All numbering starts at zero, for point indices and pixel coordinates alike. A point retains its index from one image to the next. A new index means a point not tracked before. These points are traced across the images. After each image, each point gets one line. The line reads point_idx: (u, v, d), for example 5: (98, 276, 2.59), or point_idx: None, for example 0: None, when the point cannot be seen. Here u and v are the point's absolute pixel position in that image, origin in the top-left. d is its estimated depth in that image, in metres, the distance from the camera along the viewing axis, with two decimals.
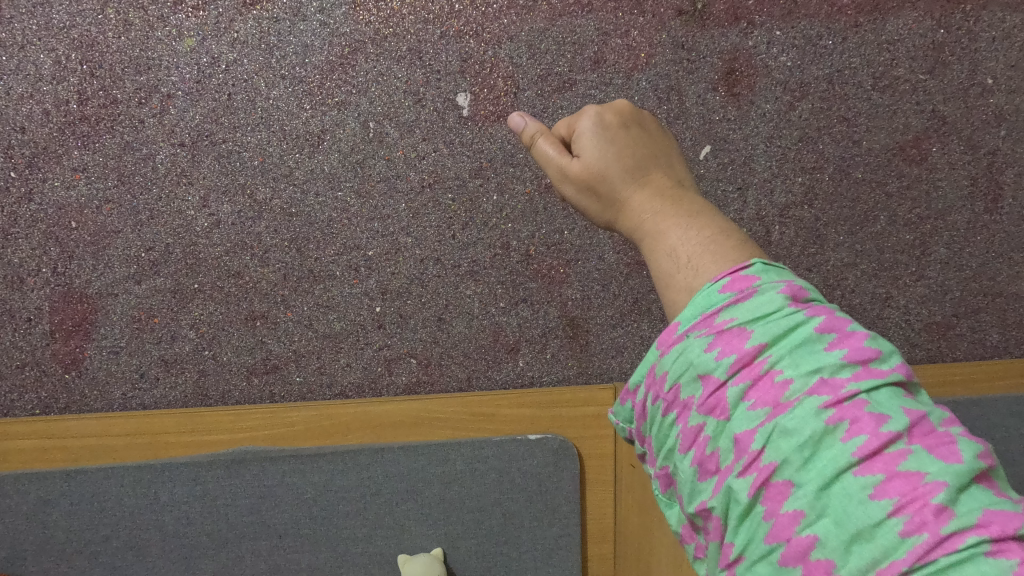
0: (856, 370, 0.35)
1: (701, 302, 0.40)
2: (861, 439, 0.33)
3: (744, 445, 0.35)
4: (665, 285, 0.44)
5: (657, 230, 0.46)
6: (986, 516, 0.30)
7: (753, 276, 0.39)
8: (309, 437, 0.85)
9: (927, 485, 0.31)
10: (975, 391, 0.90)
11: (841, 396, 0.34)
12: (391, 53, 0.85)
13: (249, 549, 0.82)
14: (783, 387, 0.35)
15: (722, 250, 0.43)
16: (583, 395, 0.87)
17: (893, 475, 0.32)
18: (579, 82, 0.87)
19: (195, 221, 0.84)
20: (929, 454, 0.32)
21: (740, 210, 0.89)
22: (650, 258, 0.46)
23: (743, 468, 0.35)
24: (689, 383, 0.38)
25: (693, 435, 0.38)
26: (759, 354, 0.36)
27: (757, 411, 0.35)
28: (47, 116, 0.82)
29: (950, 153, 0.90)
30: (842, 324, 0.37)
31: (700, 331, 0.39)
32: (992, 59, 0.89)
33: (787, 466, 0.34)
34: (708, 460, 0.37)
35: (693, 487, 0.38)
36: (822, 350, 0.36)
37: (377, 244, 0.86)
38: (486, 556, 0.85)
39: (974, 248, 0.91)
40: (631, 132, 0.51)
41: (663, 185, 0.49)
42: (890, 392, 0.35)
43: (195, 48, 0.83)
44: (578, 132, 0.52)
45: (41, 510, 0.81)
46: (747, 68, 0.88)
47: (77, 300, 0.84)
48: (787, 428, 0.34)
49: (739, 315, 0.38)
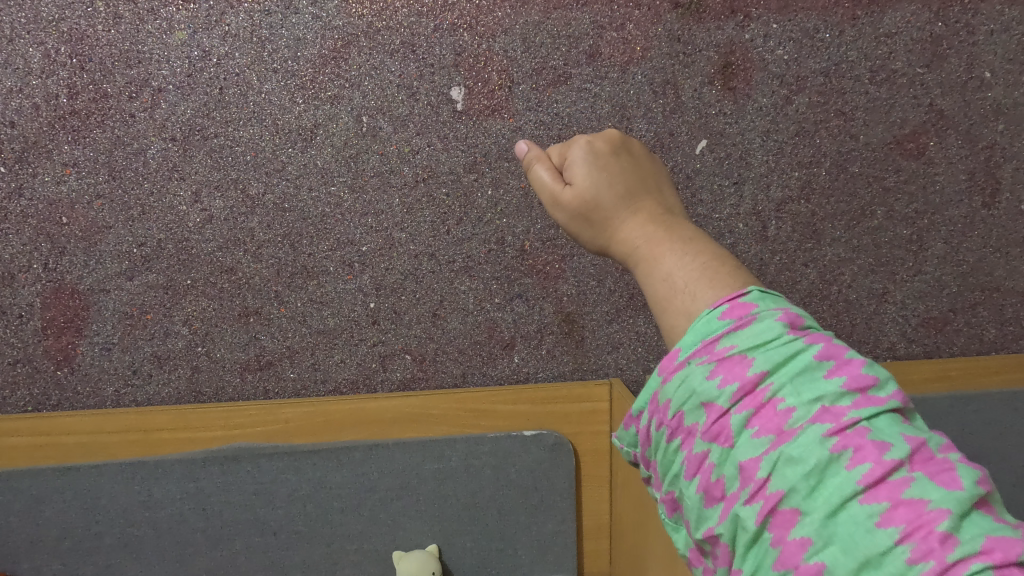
0: (857, 397, 0.34)
1: (701, 328, 0.38)
2: (865, 467, 0.32)
3: (749, 473, 0.34)
4: (661, 310, 0.43)
5: (652, 256, 0.45)
6: (989, 542, 0.30)
7: (752, 302, 0.38)
8: (303, 434, 0.84)
9: (932, 512, 0.31)
10: (978, 384, 0.89)
11: (844, 424, 0.33)
12: (384, 46, 0.84)
13: (244, 545, 0.82)
14: (786, 415, 0.34)
15: (720, 277, 0.41)
16: (579, 390, 0.86)
17: (898, 503, 0.31)
18: (575, 76, 0.86)
19: (187, 216, 0.84)
20: (932, 481, 0.32)
21: (736, 205, 0.89)
22: (646, 284, 0.45)
23: (750, 496, 0.34)
24: (692, 411, 0.37)
25: (698, 462, 0.36)
26: (761, 381, 0.35)
27: (762, 439, 0.34)
28: (36, 110, 0.81)
29: (947, 148, 0.89)
30: (840, 350, 0.36)
31: (701, 358, 0.37)
32: (991, 53, 0.89)
33: (794, 495, 0.33)
34: (713, 487, 0.36)
35: (699, 513, 0.36)
36: (823, 377, 0.35)
37: (371, 239, 0.86)
38: (481, 552, 0.85)
39: (972, 243, 0.91)
40: (622, 160, 0.50)
41: (656, 212, 0.47)
42: (890, 419, 0.34)
43: (185, 41, 0.82)
44: (569, 160, 0.50)
45: (33, 508, 0.80)
46: (744, 61, 0.88)
47: (68, 296, 0.83)
48: (793, 456, 0.33)
49: (739, 342, 0.36)
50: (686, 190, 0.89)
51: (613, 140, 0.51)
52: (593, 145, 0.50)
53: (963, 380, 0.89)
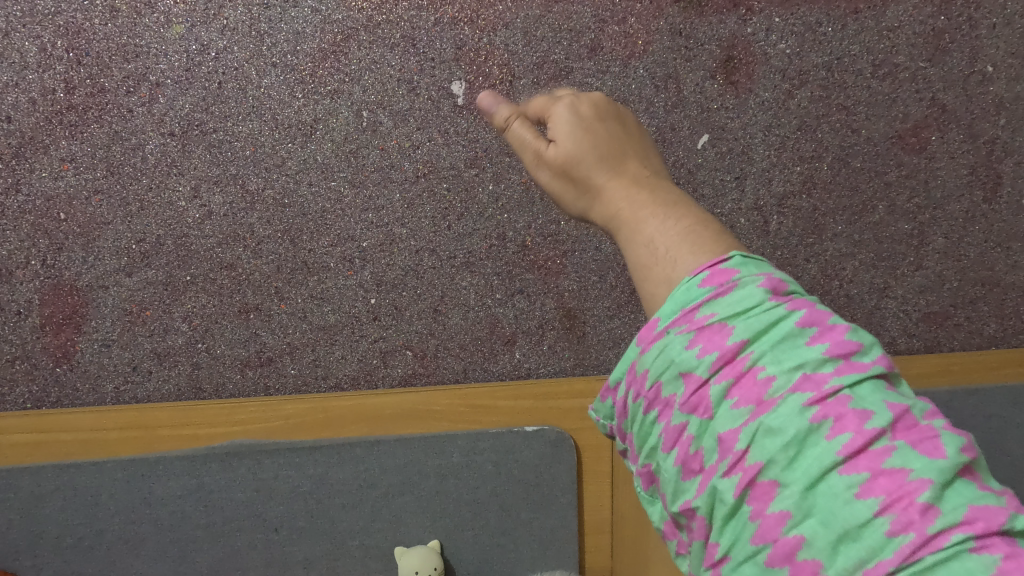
0: (839, 364, 0.34)
1: (681, 297, 0.38)
2: (845, 436, 0.32)
3: (728, 444, 0.34)
4: (641, 277, 0.43)
5: (633, 219, 0.45)
6: (971, 512, 0.29)
7: (732, 270, 0.38)
8: (305, 430, 0.84)
9: (912, 483, 0.30)
10: (976, 378, 0.90)
11: (824, 392, 0.33)
12: (384, 40, 0.83)
13: (245, 542, 0.82)
14: (766, 384, 0.34)
15: (701, 242, 0.42)
16: (580, 386, 0.87)
17: (878, 473, 0.31)
18: (576, 70, 0.86)
19: (186, 212, 0.83)
20: (913, 450, 0.31)
21: (738, 199, 0.89)
22: (628, 250, 0.44)
23: (729, 468, 0.34)
24: (670, 381, 0.37)
25: (676, 433, 0.36)
26: (740, 350, 0.35)
27: (741, 409, 0.34)
28: (33, 105, 0.80)
29: (949, 142, 0.89)
30: (823, 317, 0.36)
31: (681, 327, 0.37)
32: (993, 46, 0.88)
33: (772, 466, 0.33)
34: (692, 459, 0.35)
35: (677, 486, 0.36)
36: (804, 345, 0.35)
37: (372, 235, 0.85)
38: (483, 548, 0.85)
39: (972, 238, 0.91)
40: (609, 122, 0.49)
41: (639, 175, 0.47)
42: (872, 387, 0.34)
43: (183, 35, 0.81)
44: (553, 117, 0.48)
45: (33, 505, 0.80)
46: (746, 55, 0.87)
47: (67, 293, 0.83)
48: (771, 426, 0.33)
49: (719, 311, 0.37)
50: (688, 185, 0.88)
51: (599, 99, 0.50)
52: (580, 105, 0.48)
53: (962, 375, 0.90)
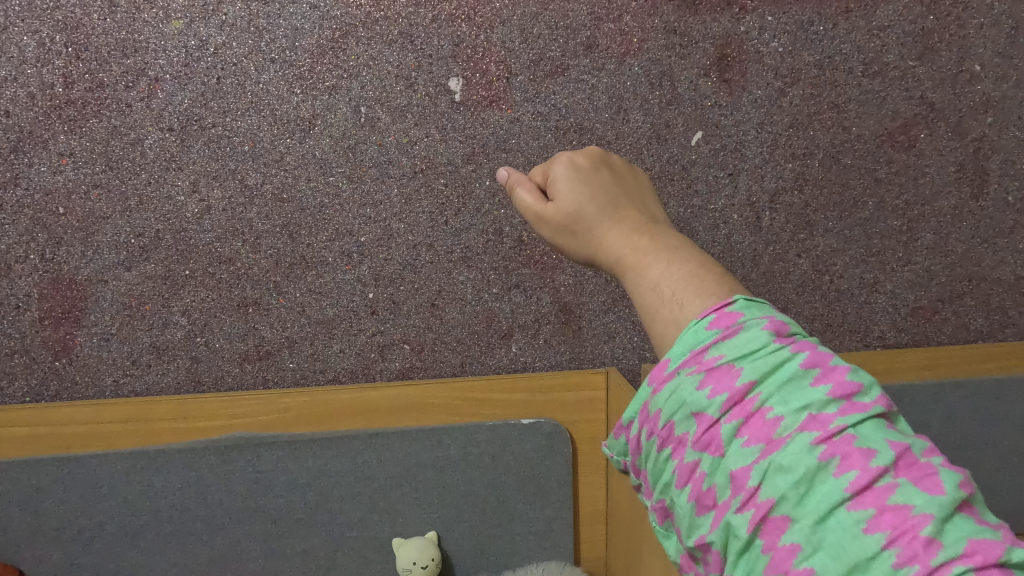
0: (843, 404, 0.34)
1: (688, 339, 0.38)
2: (852, 473, 0.33)
3: (740, 481, 0.35)
4: (650, 319, 0.42)
5: (637, 265, 0.44)
6: (972, 545, 0.30)
7: (737, 311, 0.38)
8: (302, 423, 0.85)
9: (916, 517, 0.31)
10: (962, 371, 0.91)
11: (831, 432, 0.34)
12: (382, 37, 0.84)
13: (245, 533, 0.83)
14: (774, 424, 0.34)
15: (706, 286, 0.41)
16: (575, 379, 0.88)
17: (884, 509, 0.32)
18: (572, 67, 0.87)
19: (185, 206, 0.84)
20: (916, 487, 0.32)
21: (731, 195, 0.90)
22: (635, 294, 0.44)
23: (741, 504, 0.34)
24: (682, 421, 0.37)
25: (689, 471, 0.36)
26: (749, 391, 0.35)
27: (751, 448, 0.35)
28: (32, 100, 0.81)
29: (937, 140, 0.91)
30: (826, 357, 0.36)
31: (690, 367, 0.37)
32: (981, 46, 0.90)
33: (784, 502, 0.33)
34: (704, 496, 0.36)
35: (691, 522, 0.37)
36: (809, 385, 0.35)
37: (370, 229, 0.86)
38: (481, 539, 0.86)
39: (960, 234, 0.92)
40: (603, 174, 0.50)
41: (639, 222, 0.47)
42: (876, 425, 0.34)
43: (182, 31, 0.82)
44: (551, 177, 0.51)
45: (32, 498, 0.80)
46: (739, 53, 0.89)
47: (66, 287, 0.83)
48: (782, 465, 0.34)
49: (727, 352, 0.36)
50: (682, 181, 0.89)
51: (596, 155, 0.51)
52: (574, 160, 0.51)
53: (950, 367, 0.91)
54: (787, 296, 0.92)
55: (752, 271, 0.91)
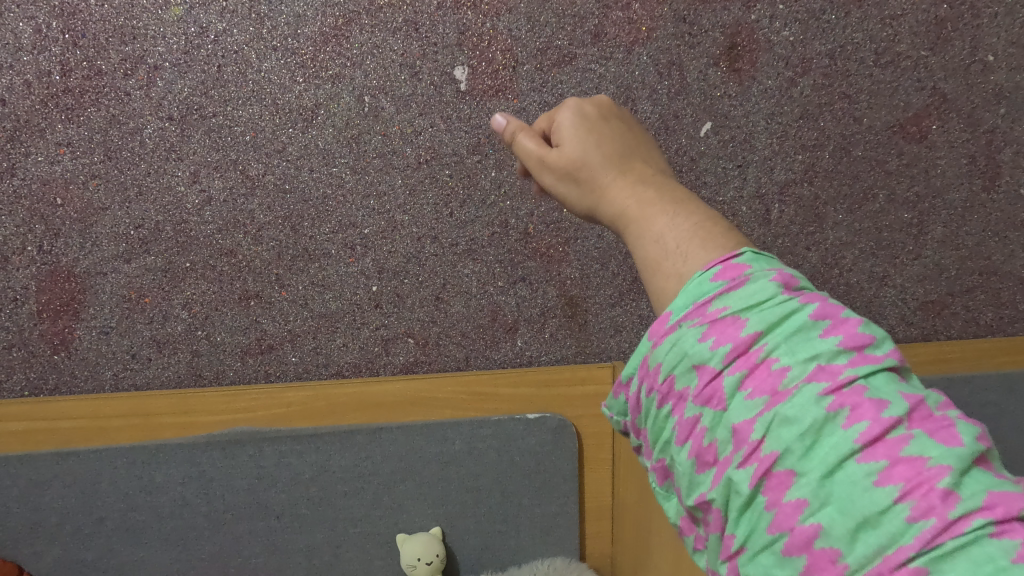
0: (853, 355, 0.33)
1: (693, 290, 0.37)
2: (863, 424, 0.31)
3: (743, 435, 0.33)
4: (651, 272, 0.41)
5: (641, 214, 0.43)
6: (990, 498, 0.28)
7: (744, 264, 0.36)
8: (305, 418, 0.84)
9: (932, 469, 0.29)
10: (974, 366, 0.90)
11: (840, 382, 0.32)
12: (386, 24, 0.82)
13: (247, 529, 0.82)
14: (781, 374, 0.33)
15: (712, 238, 0.39)
16: (582, 373, 0.87)
17: (895, 461, 0.30)
18: (579, 57, 0.85)
19: (185, 197, 0.82)
20: (931, 438, 0.30)
21: (740, 187, 0.89)
22: (636, 246, 0.42)
23: (743, 459, 0.33)
24: (682, 374, 0.35)
25: (690, 426, 0.35)
26: (754, 342, 0.34)
27: (755, 400, 0.33)
28: (28, 88, 0.79)
29: (949, 131, 0.89)
30: (836, 310, 0.35)
31: (693, 320, 0.36)
32: (995, 36, 0.88)
33: (788, 456, 0.31)
34: (706, 451, 0.34)
35: (691, 479, 0.35)
36: (818, 337, 0.33)
37: (373, 221, 0.85)
38: (485, 535, 0.86)
39: (971, 227, 0.91)
40: (610, 124, 0.48)
41: (645, 173, 0.46)
42: (887, 377, 0.32)
43: (182, 17, 0.80)
44: (557, 123, 0.49)
45: (31, 493, 0.79)
46: (749, 42, 0.87)
47: (64, 279, 0.82)
48: (787, 416, 0.32)
49: (733, 303, 0.35)
50: (690, 173, 0.88)
51: (606, 107, 0.50)
52: (581, 108, 0.49)
53: (961, 363, 0.91)
54: None
55: None
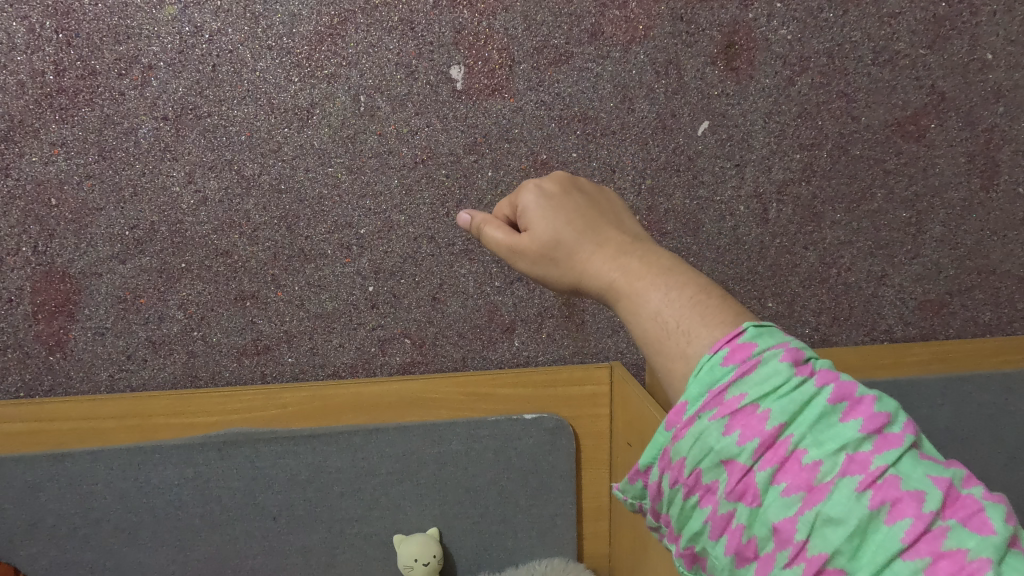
0: (876, 440, 0.33)
1: (704, 378, 0.36)
2: (903, 521, 0.31)
3: (785, 534, 0.33)
4: (654, 351, 0.39)
5: (633, 291, 0.41)
6: None
7: (751, 344, 0.36)
8: (302, 419, 0.84)
9: (974, 563, 0.30)
10: (972, 366, 0.90)
11: (872, 474, 0.32)
12: (382, 23, 0.82)
13: (243, 530, 0.82)
14: (812, 469, 0.33)
15: (711, 312, 0.38)
16: (579, 373, 0.86)
17: (939, 556, 0.30)
18: (576, 55, 0.85)
19: (180, 198, 0.82)
20: (967, 528, 0.31)
21: (738, 186, 0.88)
22: (633, 324, 0.41)
23: (789, 558, 0.33)
24: (711, 468, 0.35)
25: (724, 521, 0.35)
26: (779, 434, 0.34)
27: (791, 496, 0.33)
28: (22, 88, 0.78)
29: (948, 131, 0.89)
30: (851, 388, 0.35)
31: (711, 411, 0.35)
32: (993, 34, 0.88)
33: (838, 556, 0.32)
34: (745, 547, 0.34)
35: (733, 574, 0.35)
36: (839, 423, 0.34)
37: (369, 221, 0.84)
38: (483, 536, 0.85)
39: (969, 226, 0.91)
40: (575, 198, 0.47)
41: (623, 242, 0.44)
42: (913, 461, 0.33)
43: (176, 16, 0.79)
44: (521, 207, 0.47)
45: (26, 495, 0.79)
46: (747, 41, 0.86)
47: (59, 280, 0.81)
48: (828, 515, 0.32)
49: (749, 391, 0.35)
50: (688, 172, 0.88)
51: (565, 180, 0.48)
52: (542, 187, 0.47)
53: (960, 363, 0.91)
54: (794, 290, 0.90)
55: (759, 265, 0.89)
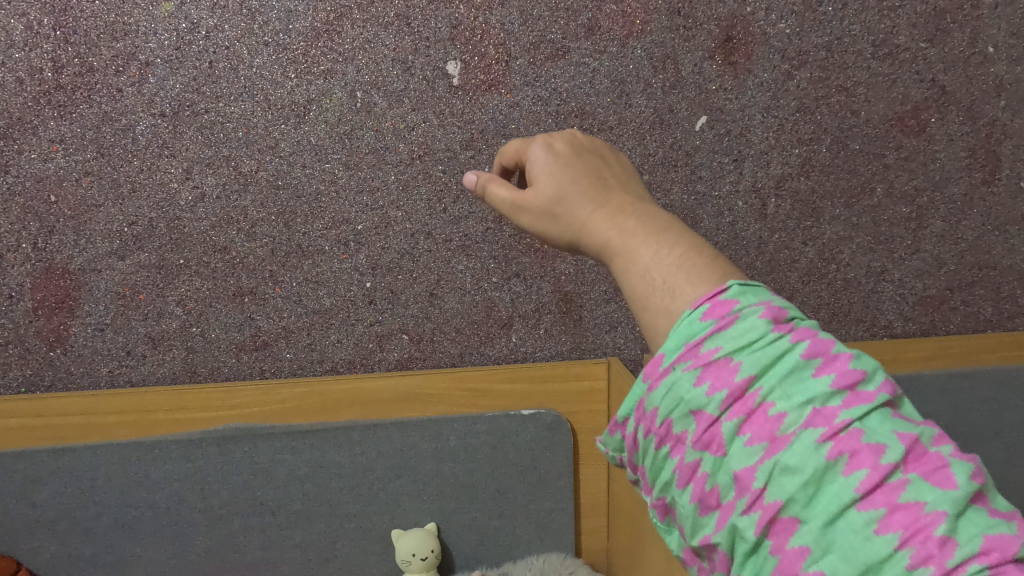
0: (846, 396, 0.33)
1: (683, 331, 0.36)
2: (860, 472, 0.31)
3: (746, 482, 0.33)
4: (639, 307, 0.39)
5: (627, 249, 0.40)
6: (987, 543, 0.29)
7: (734, 299, 0.35)
8: (300, 414, 0.84)
9: (928, 515, 0.30)
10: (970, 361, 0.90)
11: (837, 427, 0.32)
12: (378, 19, 0.82)
13: (243, 524, 0.82)
14: (778, 421, 0.33)
15: (699, 271, 0.38)
16: (577, 369, 0.86)
17: (894, 508, 0.30)
18: (573, 50, 0.85)
19: (179, 194, 0.82)
20: (926, 482, 0.31)
21: (736, 181, 0.88)
22: (622, 281, 0.40)
23: (747, 505, 0.33)
24: (681, 418, 0.35)
25: (691, 470, 0.35)
26: (750, 386, 0.33)
27: (755, 446, 0.33)
28: (20, 85, 0.79)
29: (948, 125, 0.89)
30: (828, 346, 0.34)
31: (686, 363, 0.35)
32: (994, 27, 0.87)
33: (792, 504, 0.32)
34: (708, 495, 0.34)
35: (695, 521, 0.35)
36: (811, 378, 0.33)
37: (366, 217, 0.85)
38: (481, 531, 0.86)
39: (970, 221, 0.90)
40: (584, 156, 0.45)
41: (625, 202, 0.43)
42: (881, 417, 0.32)
43: (172, 13, 0.80)
44: (529, 159, 0.45)
45: (28, 490, 0.79)
46: (745, 35, 0.86)
47: (59, 276, 0.82)
48: (788, 464, 0.32)
49: (725, 345, 0.34)
50: (686, 167, 0.87)
51: (575, 139, 0.47)
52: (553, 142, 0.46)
53: (959, 357, 0.90)
54: (792, 285, 0.90)
55: (757, 260, 0.89)
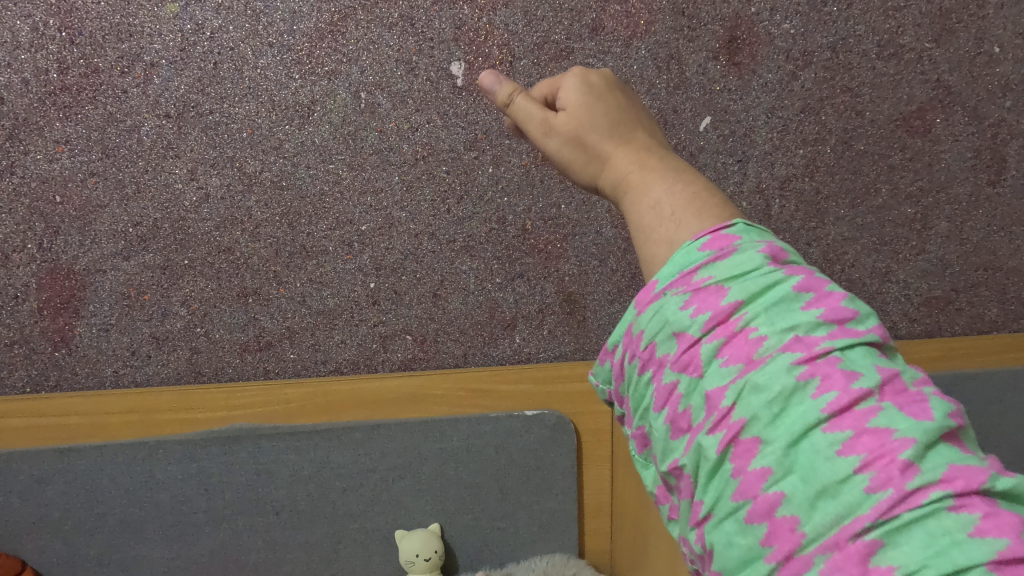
0: (832, 328, 0.32)
1: (680, 260, 0.36)
2: (831, 395, 0.30)
3: (715, 401, 0.32)
4: (642, 240, 0.40)
5: (641, 184, 0.41)
6: (951, 471, 0.28)
7: (735, 235, 0.36)
8: (304, 415, 0.85)
9: (895, 441, 0.28)
10: (973, 363, 0.90)
11: (815, 352, 0.31)
12: (382, 19, 0.82)
13: (247, 524, 0.83)
14: (756, 343, 0.32)
15: (707, 206, 0.38)
16: (581, 370, 0.87)
17: (861, 432, 0.29)
18: (577, 51, 0.85)
19: (183, 195, 0.82)
20: (900, 411, 0.29)
21: (740, 182, 0.88)
22: (631, 215, 0.41)
23: (713, 425, 0.32)
24: (664, 341, 0.34)
25: (667, 392, 0.34)
26: (734, 311, 0.33)
27: (729, 367, 0.32)
28: (26, 86, 0.79)
29: (954, 125, 0.88)
30: (821, 284, 0.34)
31: (677, 289, 0.35)
32: (1000, 27, 0.87)
33: (756, 423, 0.31)
34: (680, 417, 0.33)
35: (666, 445, 0.34)
36: (799, 308, 0.32)
37: (370, 218, 0.85)
38: (484, 531, 0.86)
39: (975, 222, 0.90)
40: (618, 95, 0.45)
41: (649, 143, 0.43)
42: (865, 352, 0.31)
43: (177, 14, 0.80)
44: (564, 89, 0.45)
45: (34, 489, 0.80)
46: (750, 35, 0.86)
47: (64, 276, 0.82)
48: (757, 384, 0.31)
49: (717, 273, 0.34)
50: (690, 168, 0.87)
51: (612, 76, 0.47)
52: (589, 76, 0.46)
53: (963, 359, 0.90)
54: None
55: None
